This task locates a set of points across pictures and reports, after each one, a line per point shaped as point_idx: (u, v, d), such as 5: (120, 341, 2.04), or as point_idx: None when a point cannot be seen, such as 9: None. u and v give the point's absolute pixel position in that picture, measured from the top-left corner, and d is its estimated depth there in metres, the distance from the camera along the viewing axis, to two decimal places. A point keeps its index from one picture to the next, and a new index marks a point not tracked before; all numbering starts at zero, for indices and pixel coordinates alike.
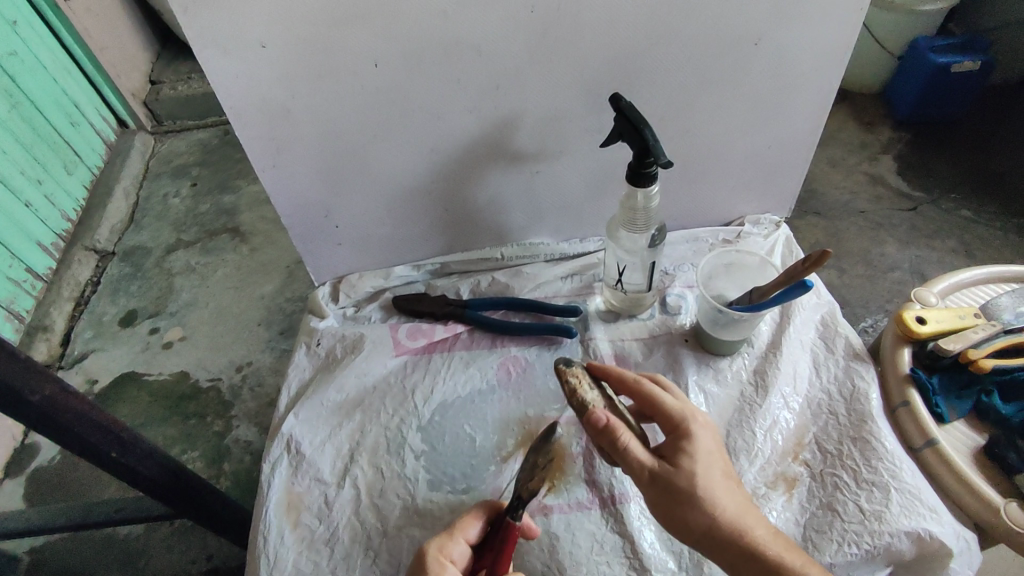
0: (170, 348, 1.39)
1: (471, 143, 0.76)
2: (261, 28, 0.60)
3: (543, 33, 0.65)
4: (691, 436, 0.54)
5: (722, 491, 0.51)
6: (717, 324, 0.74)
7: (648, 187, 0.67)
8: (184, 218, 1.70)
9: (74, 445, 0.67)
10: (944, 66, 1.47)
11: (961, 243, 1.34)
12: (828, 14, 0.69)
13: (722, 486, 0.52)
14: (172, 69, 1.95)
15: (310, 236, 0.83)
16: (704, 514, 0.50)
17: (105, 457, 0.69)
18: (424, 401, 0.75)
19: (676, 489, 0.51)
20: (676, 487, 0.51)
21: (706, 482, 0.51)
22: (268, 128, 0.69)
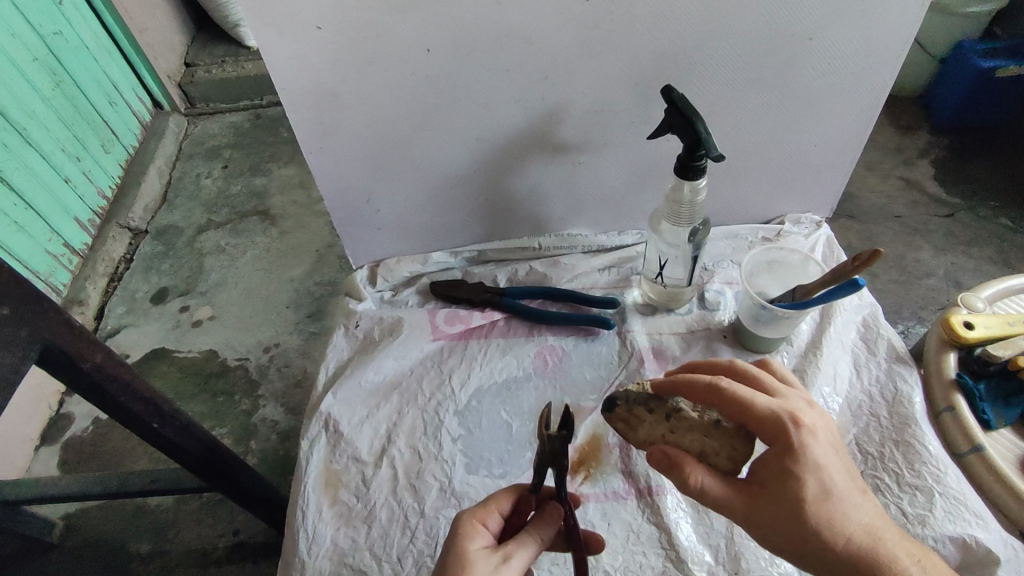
0: (200, 326, 1.41)
1: (516, 132, 0.76)
2: (318, 11, 0.61)
3: (596, 23, 0.65)
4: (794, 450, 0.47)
5: (827, 501, 0.47)
6: (759, 321, 0.73)
7: (697, 180, 0.67)
8: (216, 199, 1.72)
9: (119, 414, 0.68)
10: (989, 70, 1.44)
11: (999, 251, 1.31)
12: (887, 11, 0.68)
13: (820, 504, 0.47)
14: (207, 52, 1.97)
15: (350, 220, 0.84)
16: (794, 535, 0.47)
17: (147, 428, 0.70)
18: (460, 386, 0.76)
19: (770, 510, 0.47)
20: (771, 506, 0.47)
21: (805, 502, 0.46)
22: (316, 111, 0.70)
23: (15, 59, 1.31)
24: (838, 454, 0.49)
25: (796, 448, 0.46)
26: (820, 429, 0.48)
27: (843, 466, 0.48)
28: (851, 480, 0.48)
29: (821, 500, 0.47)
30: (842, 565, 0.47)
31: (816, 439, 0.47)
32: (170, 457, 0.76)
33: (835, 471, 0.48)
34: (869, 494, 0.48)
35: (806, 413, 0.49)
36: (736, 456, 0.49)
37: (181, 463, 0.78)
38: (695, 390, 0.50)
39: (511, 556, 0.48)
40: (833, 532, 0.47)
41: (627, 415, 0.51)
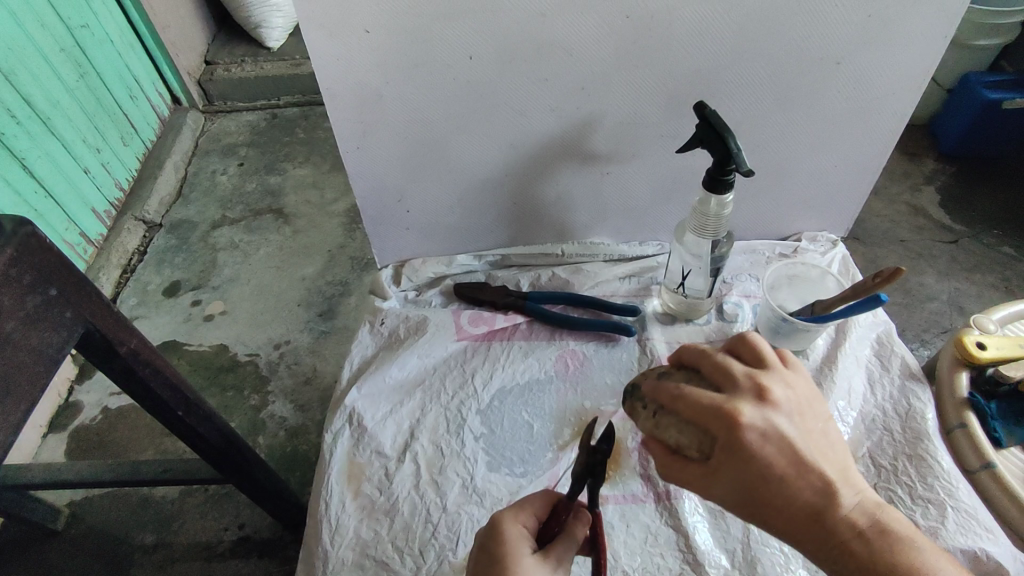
0: (212, 320, 1.43)
1: (547, 141, 0.78)
2: (368, 15, 0.63)
3: (634, 39, 0.68)
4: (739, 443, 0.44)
5: (769, 487, 0.44)
6: (778, 332, 0.76)
7: (724, 194, 0.69)
8: (230, 196, 1.74)
9: (147, 400, 0.69)
10: (995, 102, 1.48)
11: (1002, 279, 1.34)
12: (913, 39, 0.70)
13: (769, 489, 0.44)
14: (228, 51, 2.00)
15: (379, 219, 0.86)
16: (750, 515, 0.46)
17: (172, 415, 0.71)
18: (483, 386, 0.77)
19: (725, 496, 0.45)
20: (723, 494, 0.45)
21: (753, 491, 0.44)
22: (357, 112, 0.72)
23: (43, 49, 1.33)
24: (788, 437, 0.44)
25: (733, 442, 0.44)
26: (765, 417, 0.44)
27: (790, 449, 0.44)
28: (804, 461, 0.44)
29: (761, 487, 0.44)
30: (788, 533, 0.46)
31: (755, 430, 0.44)
32: (191, 446, 0.77)
33: (777, 455, 0.44)
34: (823, 478, 0.44)
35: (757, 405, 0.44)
36: (696, 451, 0.45)
37: (199, 453, 0.79)
38: (659, 389, 0.47)
39: (560, 564, 0.52)
40: (776, 509, 0.45)
41: (629, 406, 0.51)
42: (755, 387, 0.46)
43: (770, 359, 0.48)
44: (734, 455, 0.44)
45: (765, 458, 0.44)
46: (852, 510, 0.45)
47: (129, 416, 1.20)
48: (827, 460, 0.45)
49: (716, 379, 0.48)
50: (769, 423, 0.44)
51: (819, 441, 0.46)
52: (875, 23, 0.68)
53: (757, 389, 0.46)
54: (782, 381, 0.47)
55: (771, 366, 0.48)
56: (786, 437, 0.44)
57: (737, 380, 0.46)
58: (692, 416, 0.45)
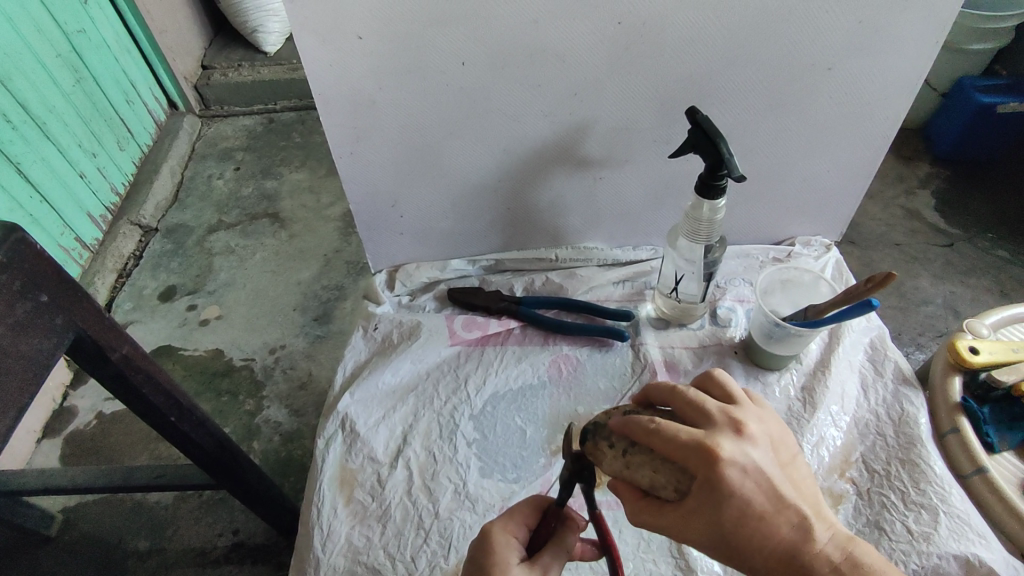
0: (207, 325, 1.42)
1: (541, 145, 0.78)
2: (360, 22, 0.63)
3: (626, 44, 0.68)
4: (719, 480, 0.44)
5: (748, 523, 0.44)
6: (771, 338, 0.75)
7: (716, 200, 0.69)
8: (227, 200, 1.74)
9: (139, 407, 0.69)
10: (989, 106, 1.48)
11: (997, 283, 1.34)
12: (905, 45, 0.71)
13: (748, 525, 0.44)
14: (224, 56, 2.01)
15: (373, 224, 0.86)
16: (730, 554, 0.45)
17: (164, 421, 0.71)
18: (476, 391, 0.77)
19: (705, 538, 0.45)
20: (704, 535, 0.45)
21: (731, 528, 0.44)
22: (350, 118, 0.72)
23: (40, 54, 1.33)
24: (764, 470, 0.45)
25: (713, 478, 0.44)
26: (744, 451, 0.45)
27: (767, 482, 0.45)
28: (779, 497, 0.45)
29: (740, 522, 0.44)
30: (767, 571, 0.46)
31: (735, 465, 0.44)
32: (183, 452, 0.77)
33: (755, 488, 0.45)
34: (798, 511, 0.45)
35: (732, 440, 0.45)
36: (679, 490, 0.45)
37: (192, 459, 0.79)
38: (630, 425, 0.47)
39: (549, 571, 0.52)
40: (756, 545, 0.45)
41: (591, 450, 0.48)
42: (729, 423, 0.47)
43: (738, 398, 0.51)
44: (715, 493, 0.44)
45: (746, 494, 0.44)
46: (827, 544, 0.45)
47: (124, 421, 1.20)
48: (801, 496, 0.46)
49: (691, 416, 0.48)
50: (747, 457, 0.45)
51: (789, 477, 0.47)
52: (867, 28, 0.69)
53: (732, 425, 0.47)
54: (752, 417, 0.49)
55: (740, 404, 0.50)
56: (762, 471, 0.45)
57: (712, 416, 0.47)
58: (674, 453, 0.45)
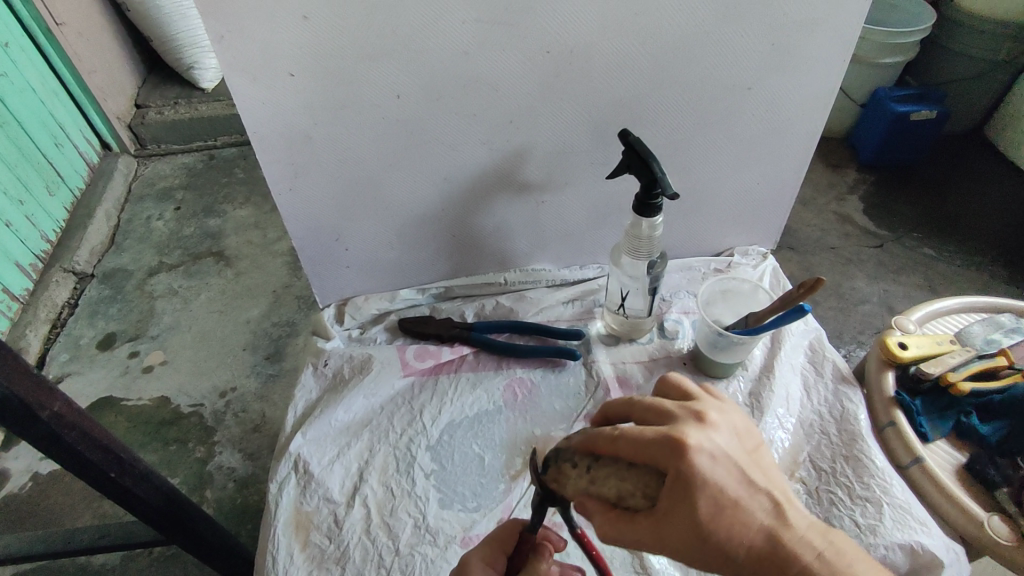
0: (151, 371, 1.36)
1: (480, 173, 0.79)
2: (292, 58, 0.64)
3: (556, 72, 0.70)
4: (689, 475, 0.43)
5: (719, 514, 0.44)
6: (715, 346, 0.77)
7: (654, 216, 0.71)
8: (168, 241, 1.68)
9: (73, 465, 0.65)
10: (903, 115, 1.59)
11: (925, 279, 1.43)
12: (814, 64, 0.76)
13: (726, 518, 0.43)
14: (160, 94, 1.96)
15: (318, 259, 0.85)
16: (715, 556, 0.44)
17: (104, 478, 0.67)
18: (432, 421, 0.76)
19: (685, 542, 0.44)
20: (683, 538, 0.44)
21: (709, 522, 0.43)
22: (287, 154, 0.72)
23: None
24: (731, 456, 0.45)
25: (685, 470, 0.43)
26: (710, 438, 0.45)
27: (741, 469, 0.45)
28: (748, 482, 0.45)
29: (716, 514, 0.44)
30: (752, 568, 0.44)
31: (703, 453, 0.44)
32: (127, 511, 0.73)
33: (725, 475, 0.44)
34: (770, 496, 0.45)
35: (696, 432, 0.45)
36: (652, 493, 0.44)
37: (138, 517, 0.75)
38: (591, 438, 0.47)
39: None
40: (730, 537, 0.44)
41: (554, 471, 0.48)
42: (691, 415, 0.47)
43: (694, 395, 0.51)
44: (689, 489, 0.43)
45: (716, 482, 0.44)
46: (805, 529, 0.45)
47: (63, 481, 1.13)
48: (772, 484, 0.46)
49: (652, 417, 0.49)
50: (712, 443, 0.45)
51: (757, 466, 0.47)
52: (779, 48, 0.73)
53: (693, 416, 0.47)
54: (714, 408, 0.49)
55: (698, 399, 0.50)
56: (729, 456, 0.45)
57: (674, 413, 0.48)
58: (641, 452, 0.44)
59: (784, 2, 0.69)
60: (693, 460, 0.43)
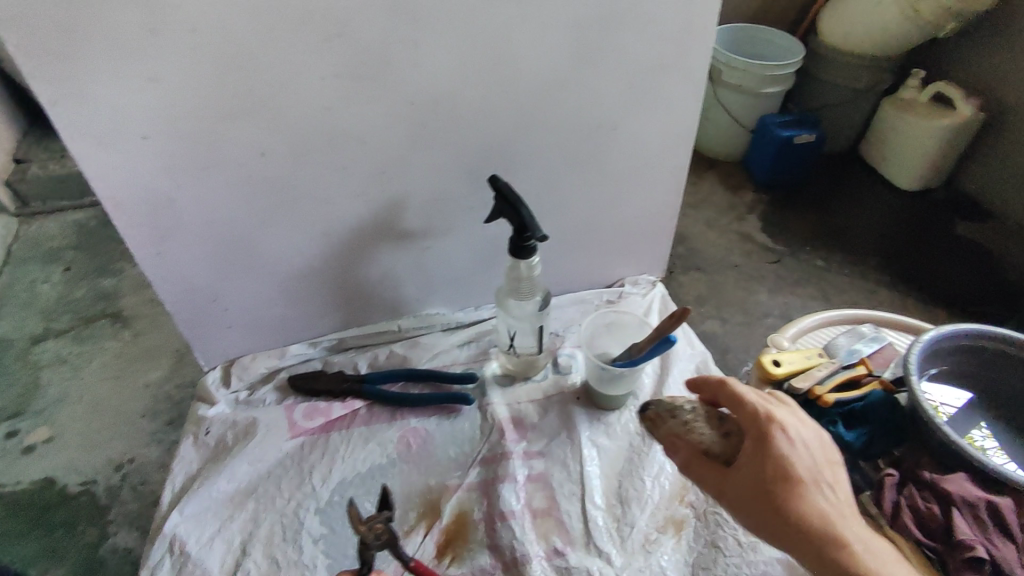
0: (34, 451, 1.25)
1: (361, 223, 0.78)
2: (140, 121, 0.62)
3: (423, 122, 0.71)
4: (764, 433, 0.56)
5: (817, 483, 0.53)
6: (602, 379, 0.79)
7: (530, 258, 0.73)
8: (55, 305, 1.57)
9: None
10: (789, 138, 1.72)
11: (819, 290, 1.52)
12: (671, 104, 0.80)
13: (782, 486, 0.54)
14: (42, 148, 1.85)
15: (196, 321, 0.81)
16: (764, 514, 0.54)
17: None
18: (322, 482, 0.74)
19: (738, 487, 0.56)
20: (738, 483, 0.56)
21: (769, 479, 0.54)
22: (148, 218, 0.69)
23: None
24: (819, 440, 0.56)
25: (762, 428, 0.56)
26: (803, 428, 0.57)
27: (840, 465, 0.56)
28: (825, 466, 0.55)
29: (779, 479, 0.54)
30: (800, 542, 0.52)
31: (782, 427, 0.56)
32: None
33: (821, 460, 0.55)
34: (835, 486, 0.54)
35: (780, 409, 0.58)
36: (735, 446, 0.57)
37: None
38: (719, 398, 0.62)
39: None
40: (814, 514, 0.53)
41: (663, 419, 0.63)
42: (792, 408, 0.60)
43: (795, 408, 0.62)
44: (764, 440, 0.56)
45: (815, 457, 0.55)
46: (857, 531, 0.52)
47: None
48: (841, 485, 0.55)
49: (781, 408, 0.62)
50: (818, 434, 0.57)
51: (832, 467, 0.56)
52: (636, 91, 0.77)
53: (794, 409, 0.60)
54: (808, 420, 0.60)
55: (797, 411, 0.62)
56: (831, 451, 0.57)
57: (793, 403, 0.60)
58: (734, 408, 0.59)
59: (633, 49, 0.73)
60: (772, 424, 0.56)
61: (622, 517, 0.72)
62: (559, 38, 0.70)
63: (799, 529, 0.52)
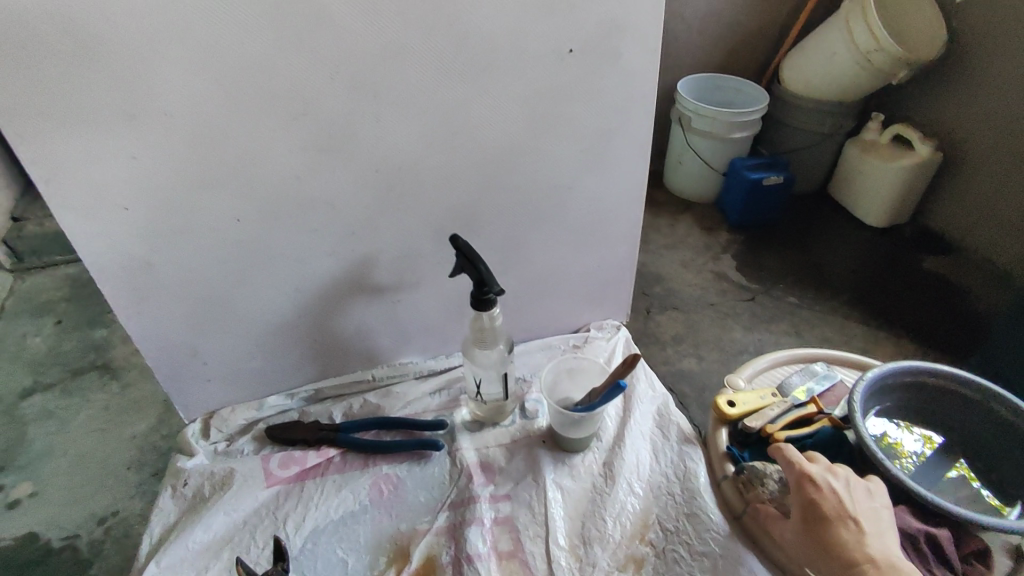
0: (18, 506, 1.27)
1: (335, 279, 0.83)
2: (121, 194, 0.67)
3: (388, 186, 0.77)
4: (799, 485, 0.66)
5: (841, 514, 0.62)
6: (565, 423, 0.83)
7: (492, 309, 0.78)
8: (44, 358, 1.60)
9: None
10: (757, 181, 1.80)
11: (792, 326, 1.57)
12: (621, 163, 0.87)
13: (821, 528, 0.63)
14: (39, 206, 1.92)
15: (177, 376, 0.85)
16: (816, 555, 0.63)
17: None
18: (296, 530, 0.76)
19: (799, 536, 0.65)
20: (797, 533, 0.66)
21: (808, 524, 0.64)
22: (129, 281, 0.74)
23: None
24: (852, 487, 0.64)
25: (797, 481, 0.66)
26: (843, 469, 0.66)
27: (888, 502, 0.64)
28: (845, 509, 0.62)
29: (821, 521, 0.63)
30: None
31: (811, 477, 0.65)
32: None
33: (869, 496, 0.64)
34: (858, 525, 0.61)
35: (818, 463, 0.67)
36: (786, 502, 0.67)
37: None
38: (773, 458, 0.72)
39: None
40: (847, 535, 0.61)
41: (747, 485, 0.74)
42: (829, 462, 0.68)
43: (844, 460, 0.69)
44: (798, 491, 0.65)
45: (844, 497, 0.63)
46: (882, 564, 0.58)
47: None
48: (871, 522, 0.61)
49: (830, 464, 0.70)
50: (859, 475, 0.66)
51: (866, 508, 0.63)
52: (587, 153, 0.84)
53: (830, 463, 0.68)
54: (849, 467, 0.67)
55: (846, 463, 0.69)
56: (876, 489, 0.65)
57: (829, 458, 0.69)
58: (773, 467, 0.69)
59: (580, 116, 0.80)
60: (801, 477, 0.66)
61: (585, 557, 0.74)
62: (511, 108, 0.76)
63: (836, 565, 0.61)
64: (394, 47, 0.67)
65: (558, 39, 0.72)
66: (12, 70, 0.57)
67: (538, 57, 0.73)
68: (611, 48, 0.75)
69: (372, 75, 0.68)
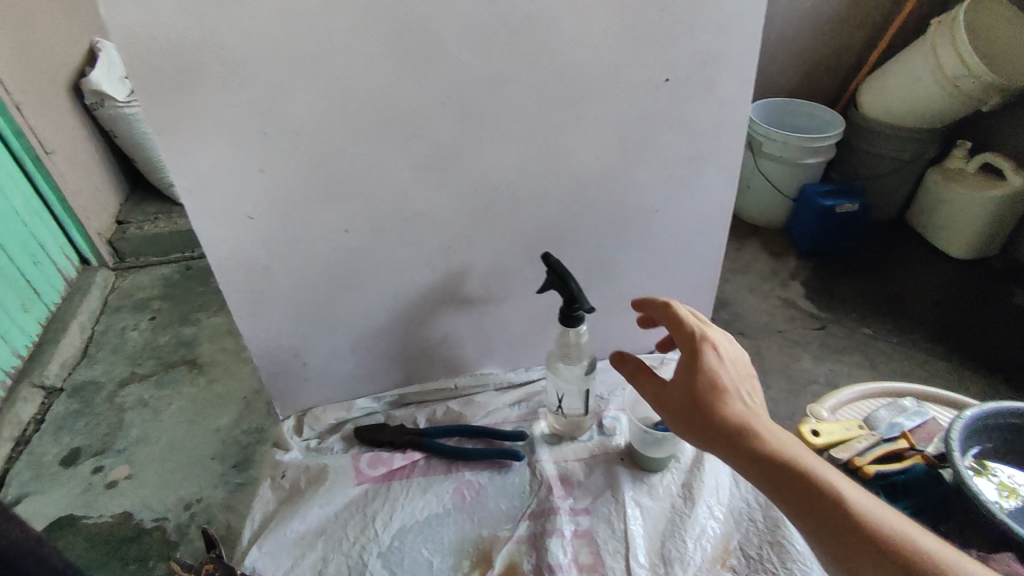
0: (115, 487, 1.37)
1: (428, 290, 0.88)
2: (249, 203, 0.74)
3: (485, 204, 0.81)
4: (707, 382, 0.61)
5: (746, 410, 0.59)
6: (646, 442, 0.84)
7: (578, 326, 0.80)
8: (141, 351, 1.73)
9: None
10: (829, 208, 1.75)
11: (866, 358, 1.52)
12: (709, 188, 0.88)
13: (732, 427, 0.59)
14: (140, 210, 2.08)
15: (279, 374, 0.91)
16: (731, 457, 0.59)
17: None
18: (384, 527, 0.80)
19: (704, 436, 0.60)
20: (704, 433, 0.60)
21: (722, 424, 0.59)
22: (248, 283, 0.80)
23: None
24: (744, 376, 0.62)
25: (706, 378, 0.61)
26: (730, 350, 0.63)
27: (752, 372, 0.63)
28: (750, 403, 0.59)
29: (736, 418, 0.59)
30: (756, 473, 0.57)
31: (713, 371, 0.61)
32: None
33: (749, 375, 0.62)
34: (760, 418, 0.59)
35: (710, 352, 0.62)
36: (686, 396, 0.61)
37: None
38: None
39: None
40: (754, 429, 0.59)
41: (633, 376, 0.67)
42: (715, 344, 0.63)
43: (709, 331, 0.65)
44: (707, 388, 0.60)
45: (739, 390, 0.61)
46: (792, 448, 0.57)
47: None
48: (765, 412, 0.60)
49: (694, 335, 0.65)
50: (738, 353, 0.63)
51: (756, 394, 0.61)
52: (677, 177, 0.86)
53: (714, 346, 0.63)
54: (725, 344, 0.64)
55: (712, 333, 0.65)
56: (749, 368, 0.63)
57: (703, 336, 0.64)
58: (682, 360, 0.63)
59: (672, 142, 0.82)
60: (707, 373, 0.61)
61: None
62: (605, 134, 0.79)
63: (753, 464, 0.57)
64: (500, 75, 0.72)
65: (655, 69, 0.75)
66: (172, 93, 0.65)
67: (635, 86, 0.76)
68: (707, 78, 0.77)
69: (478, 101, 0.73)
